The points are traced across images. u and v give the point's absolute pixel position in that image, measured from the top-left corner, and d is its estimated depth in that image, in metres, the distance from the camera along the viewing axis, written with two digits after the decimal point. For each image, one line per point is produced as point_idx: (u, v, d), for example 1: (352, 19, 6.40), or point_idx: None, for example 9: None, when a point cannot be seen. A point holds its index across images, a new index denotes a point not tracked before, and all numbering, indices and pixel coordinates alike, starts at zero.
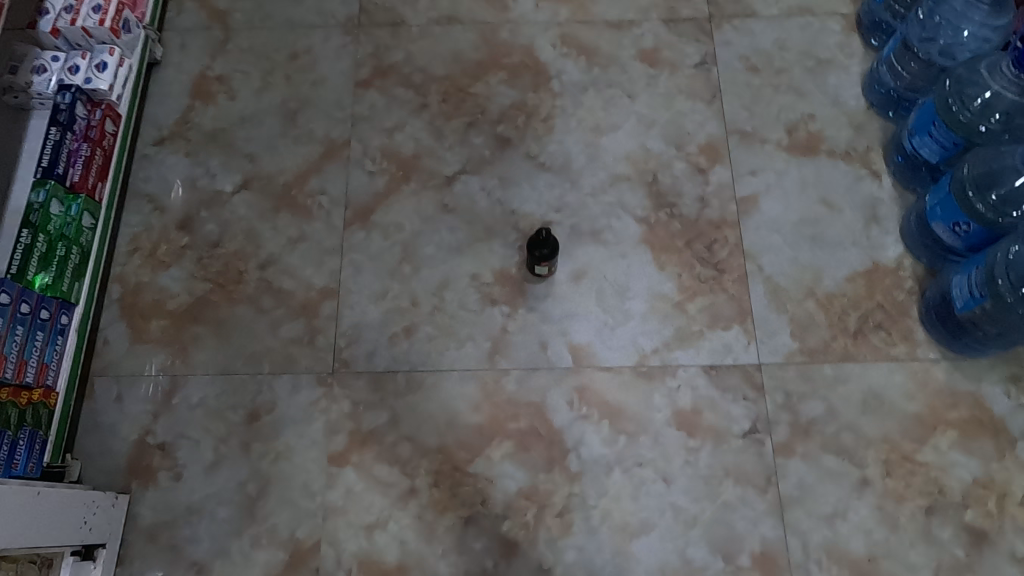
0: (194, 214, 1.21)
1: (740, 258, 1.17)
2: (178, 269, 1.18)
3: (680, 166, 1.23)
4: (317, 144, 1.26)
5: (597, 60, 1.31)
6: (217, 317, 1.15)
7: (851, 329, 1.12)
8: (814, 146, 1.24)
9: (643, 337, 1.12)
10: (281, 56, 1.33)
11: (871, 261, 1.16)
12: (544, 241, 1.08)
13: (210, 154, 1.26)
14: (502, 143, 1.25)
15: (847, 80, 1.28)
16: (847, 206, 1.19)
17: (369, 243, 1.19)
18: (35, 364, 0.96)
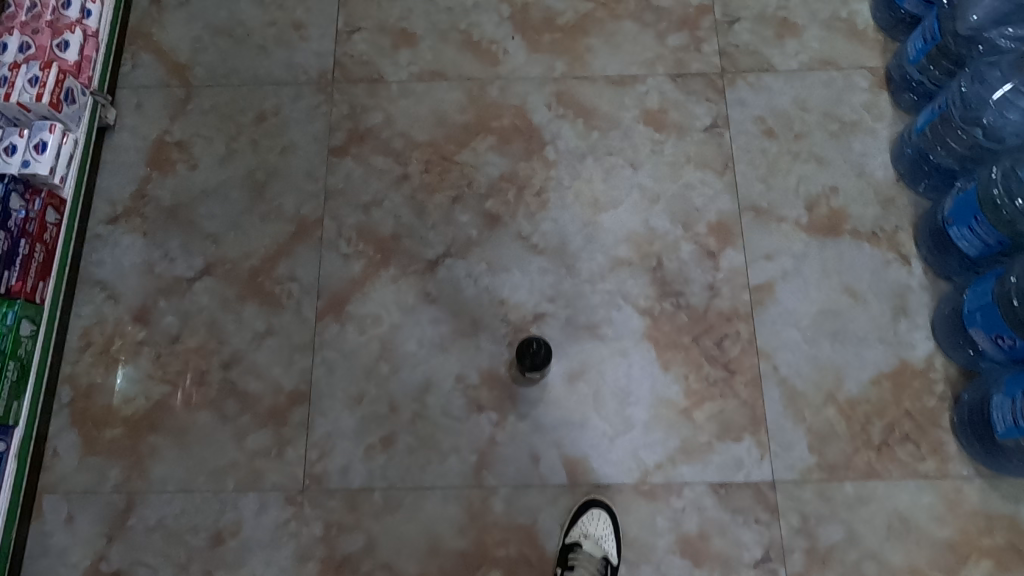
0: (151, 304, 1.11)
1: (753, 356, 1.05)
2: (134, 367, 1.07)
3: (688, 247, 1.11)
4: (287, 222, 1.14)
5: (597, 122, 1.18)
6: (176, 425, 1.05)
7: (874, 441, 1.01)
8: (837, 225, 1.11)
9: (644, 449, 1.02)
10: (248, 118, 1.20)
11: (898, 360, 1.05)
12: (535, 349, 0.99)
13: (169, 233, 1.14)
14: (491, 220, 1.13)
15: (875, 145, 1.15)
16: (872, 296, 1.08)
17: (344, 338, 1.08)
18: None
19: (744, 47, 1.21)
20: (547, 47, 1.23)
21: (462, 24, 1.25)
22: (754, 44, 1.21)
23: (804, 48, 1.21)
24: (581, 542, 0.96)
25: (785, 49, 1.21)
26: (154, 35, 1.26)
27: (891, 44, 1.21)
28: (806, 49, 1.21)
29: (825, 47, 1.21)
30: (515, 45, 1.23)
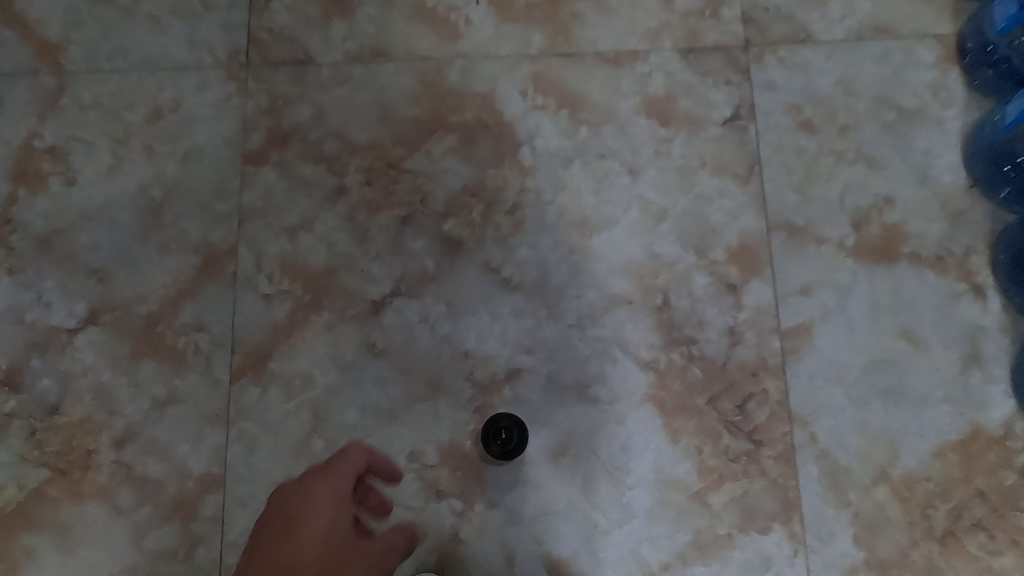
0: (23, 363, 0.87)
1: (785, 423, 0.83)
2: (2, 447, 0.85)
3: (701, 280, 0.87)
4: (192, 253, 0.90)
5: (585, 115, 0.92)
6: (58, 521, 0.83)
7: (937, 530, 0.80)
8: (893, 247, 0.87)
9: (647, 546, 0.81)
10: (139, 116, 0.94)
11: (969, 425, 0.82)
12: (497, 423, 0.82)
13: (42, 270, 0.90)
14: (451, 248, 0.89)
15: (942, 140, 0.90)
16: (937, 341, 0.84)
17: (266, 405, 0.85)
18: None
19: (775, 10, 0.94)
20: (522, 14, 0.95)
21: None
22: (788, 6, 0.94)
23: (854, 10, 0.93)
24: None
25: (827, 12, 0.94)
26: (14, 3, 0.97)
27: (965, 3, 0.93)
28: (856, 12, 0.93)
29: (879, 8, 0.93)
30: (480, 12, 0.96)
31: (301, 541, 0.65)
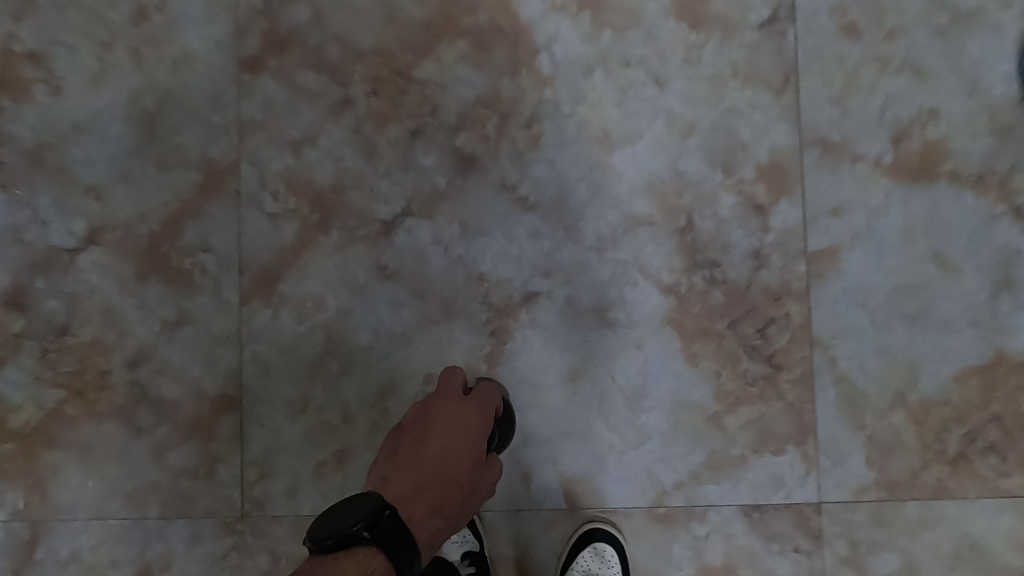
0: (27, 284, 0.85)
1: (805, 347, 0.82)
2: (17, 367, 0.85)
3: (727, 201, 0.83)
4: (192, 169, 0.85)
5: (608, 16, 0.84)
6: (80, 439, 0.84)
7: (949, 453, 0.81)
8: (931, 165, 0.82)
9: (662, 467, 0.81)
10: (122, 16, 0.86)
11: (991, 350, 0.81)
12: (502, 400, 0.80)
13: (36, 187, 0.86)
14: (464, 164, 0.85)
15: (997, 48, 0.82)
16: (969, 266, 0.81)
17: (278, 327, 0.84)
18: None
19: None
20: None
21: None
22: None
23: None
24: None
25: None
26: None
27: None
28: None
29: None
30: None
31: (457, 449, 0.70)
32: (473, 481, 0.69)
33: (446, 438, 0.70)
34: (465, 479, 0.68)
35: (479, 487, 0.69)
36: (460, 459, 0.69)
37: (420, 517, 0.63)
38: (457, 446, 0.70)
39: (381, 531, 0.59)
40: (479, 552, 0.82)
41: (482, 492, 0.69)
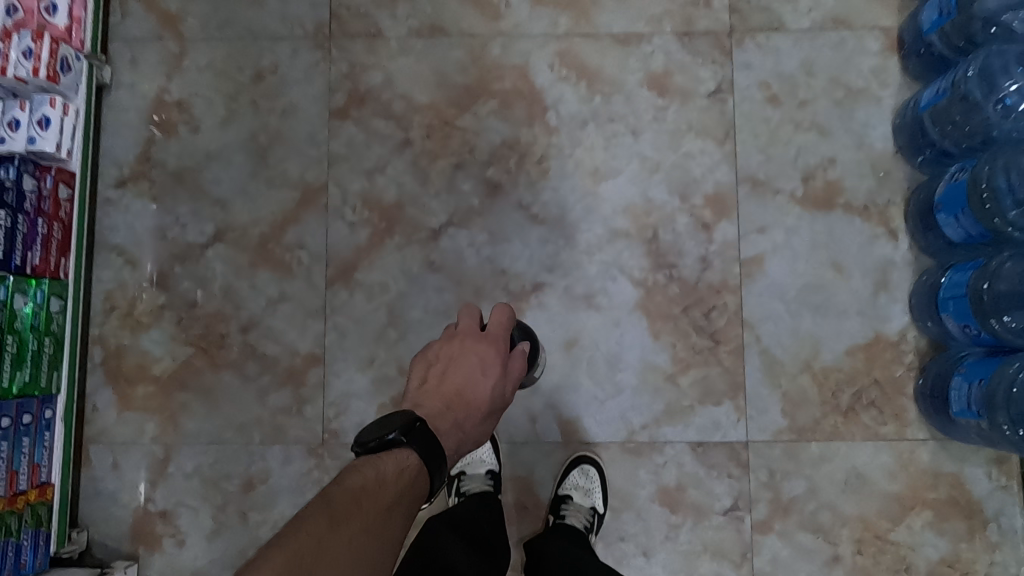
0: (168, 269, 1.16)
1: (738, 327, 1.12)
2: (158, 330, 1.15)
3: (683, 220, 1.14)
4: (293, 188, 1.17)
5: (599, 86, 1.17)
6: (204, 383, 1.14)
7: (842, 406, 1.11)
8: (830, 198, 1.14)
9: (632, 412, 1.12)
10: (246, 77, 1.18)
11: (873, 332, 1.12)
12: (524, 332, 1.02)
13: (177, 199, 1.17)
14: (492, 189, 1.16)
15: (877, 115, 1.15)
16: (856, 271, 1.13)
17: (353, 304, 1.14)
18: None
19: (754, 2, 1.17)
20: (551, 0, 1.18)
21: None
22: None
23: (818, 4, 1.16)
24: (572, 494, 1.06)
25: (798, 5, 1.17)
26: None
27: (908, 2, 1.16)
28: (819, 6, 1.16)
29: (839, 4, 1.16)
30: None
31: (476, 378, 0.87)
32: (488, 404, 0.86)
33: (468, 370, 0.88)
34: (482, 404, 0.85)
35: (493, 409, 0.87)
36: (480, 385, 0.87)
37: (447, 426, 0.81)
38: (473, 381, 0.87)
39: (411, 440, 0.73)
40: (499, 472, 1.09)
41: (494, 414, 0.88)
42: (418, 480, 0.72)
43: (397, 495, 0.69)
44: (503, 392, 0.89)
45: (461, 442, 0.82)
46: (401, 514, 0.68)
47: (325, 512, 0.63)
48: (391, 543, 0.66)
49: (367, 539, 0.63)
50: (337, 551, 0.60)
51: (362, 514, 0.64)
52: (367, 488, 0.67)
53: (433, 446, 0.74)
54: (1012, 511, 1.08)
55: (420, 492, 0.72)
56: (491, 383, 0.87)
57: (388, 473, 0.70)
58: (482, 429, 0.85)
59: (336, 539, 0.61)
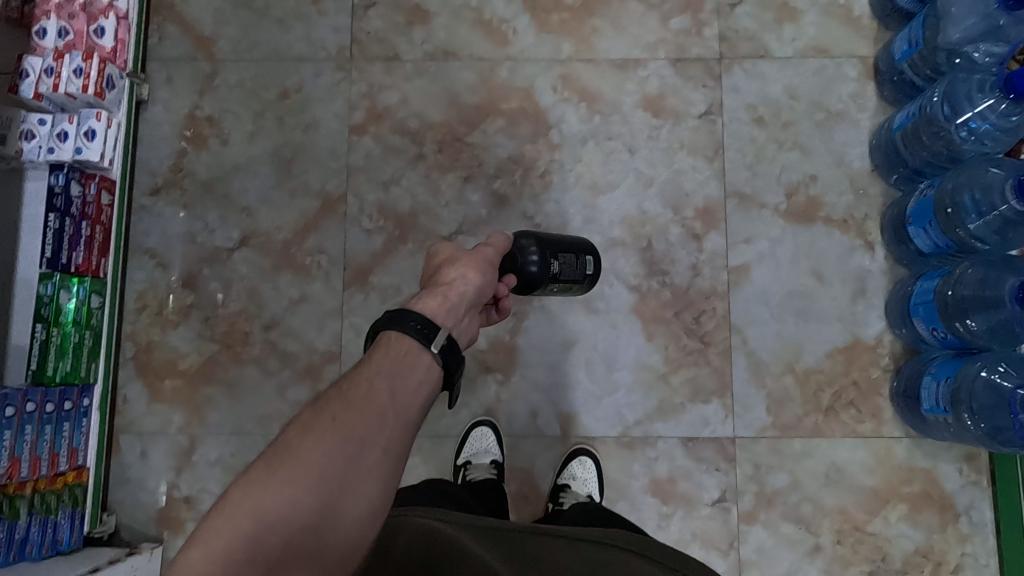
0: (197, 271, 1.25)
1: (726, 330, 1.21)
2: (187, 328, 1.24)
3: (675, 231, 1.23)
4: (314, 198, 1.26)
5: (599, 106, 1.26)
6: (228, 377, 1.22)
7: (823, 405, 1.19)
8: (811, 212, 1.23)
9: (627, 408, 1.20)
10: (272, 95, 1.28)
11: (851, 336, 1.20)
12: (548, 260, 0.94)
13: (207, 206, 1.26)
14: (498, 200, 1.25)
15: (856, 136, 1.24)
16: (836, 279, 1.21)
17: (368, 305, 1.23)
18: (28, 459, 1.01)
19: (741, 32, 1.27)
20: (555, 28, 1.29)
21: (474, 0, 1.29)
22: (752, 29, 1.27)
23: (801, 34, 1.27)
24: (570, 483, 1.14)
25: (782, 35, 1.27)
26: (177, 6, 1.31)
27: (883, 33, 1.26)
28: (802, 36, 1.27)
29: (820, 34, 1.26)
30: (524, 25, 1.29)
31: (436, 261, 0.86)
32: (463, 263, 0.83)
33: (429, 264, 0.88)
34: (455, 267, 0.82)
35: (473, 265, 0.83)
36: (442, 261, 0.85)
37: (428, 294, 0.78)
38: (442, 263, 0.85)
39: (403, 317, 0.71)
40: (501, 461, 1.17)
41: (481, 269, 0.83)
42: (405, 344, 0.69)
43: (375, 367, 0.67)
44: (476, 254, 0.86)
45: (449, 297, 0.77)
46: (384, 387, 0.66)
47: (308, 410, 0.65)
48: (382, 406, 0.65)
49: (346, 413, 0.63)
50: (313, 434, 0.62)
51: (341, 396, 0.65)
52: (349, 375, 0.68)
53: (417, 312, 0.71)
54: (982, 505, 1.16)
55: (409, 355, 0.69)
56: (456, 255, 0.85)
57: (368, 355, 0.69)
58: (474, 282, 0.81)
59: (314, 425, 0.63)
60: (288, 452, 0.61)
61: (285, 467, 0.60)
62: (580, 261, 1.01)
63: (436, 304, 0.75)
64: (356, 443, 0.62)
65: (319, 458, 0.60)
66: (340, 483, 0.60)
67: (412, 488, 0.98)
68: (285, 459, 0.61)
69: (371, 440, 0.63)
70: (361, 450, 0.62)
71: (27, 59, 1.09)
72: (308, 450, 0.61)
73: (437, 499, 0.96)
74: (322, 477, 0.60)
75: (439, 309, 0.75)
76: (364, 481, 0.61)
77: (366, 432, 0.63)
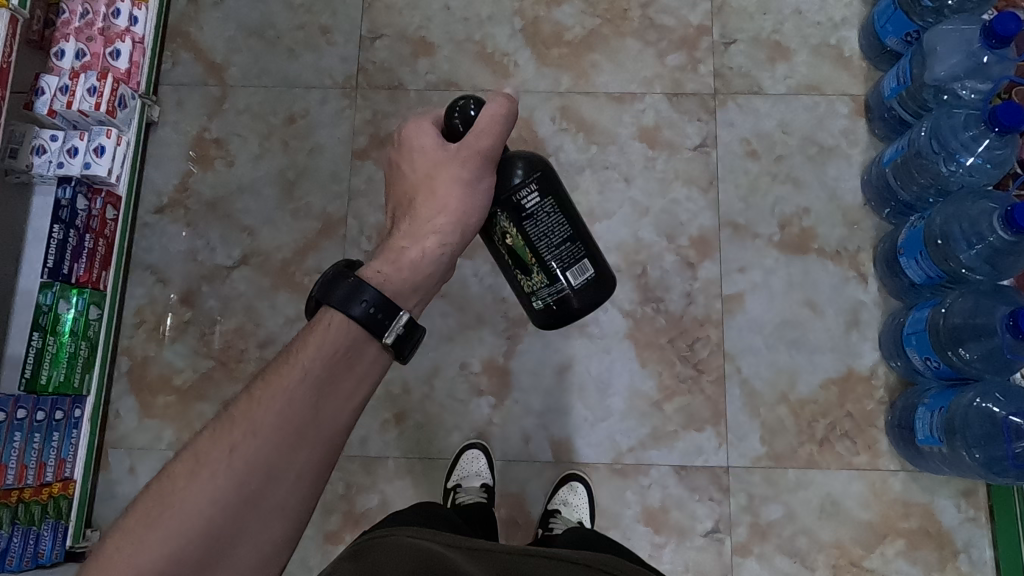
0: (196, 288, 1.26)
1: (720, 358, 1.21)
2: (182, 344, 1.24)
3: (670, 259, 1.24)
4: (315, 219, 1.28)
5: (596, 137, 1.30)
6: (221, 394, 1.22)
7: (818, 436, 1.18)
8: (805, 243, 1.24)
9: (620, 435, 1.19)
10: (279, 119, 1.32)
11: (845, 367, 1.20)
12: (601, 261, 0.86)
13: (209, 225, 1.29)
14: None
15: (848, 170, 1.27)
16: (830, 309, 1.22)
17: None
18: (15, 466, 1.01)
19: (736, 69, 1.31)
20: (554, 62, 1.33)
21: (477, 35, 1.34)
22: (745, 67, 1.31)
23: (792, 73, 1.31)
24: (560, 509, 1.13)
25: (774, 73, 1.31)
26: (191, 34, 1.36)
27: (873, 73, 1.30)
28: (794, 74, 1.31)
29: (811, 73, 1.30)
30: (525, 58, 1.33)
31: (404, 177, 0.80)
32: (452, 176, 0.76)
33: (398, 170, 0.80)
34: (446, 180, 0.76)
35: (465, 178, 0.76)
36: (414, 176, 0.78)
37: (405, 245, 0.76)
38: (432, 167, 0.77)
39: (341, 287, 0.70)
40: (492, 485, 1.16)
41: (475, 180, 0.76)
42: (350, 337, 0.70)
43: (296, 377, 0.68)
44: (467, 153, 0.75)
45: (416, 268, 0.75)
46: (305, 396, 0.67)
47: (209, 429, 0.66)
48: (300, 426, 0.66)
49: (250, 444, 0.64)
50: (206, 469, 0.63)
51: (247, 418, 0.66)
52: (263, 383, 0.68)
53: (374, 291, 0.70)
54: (981, 543, 1.13)
55: (352, 351, 0.70)
56: (447, 158, 0.76)
57: (295, 352, 0.69)
58: (460, 209, 0.76)
59: (211, 457, 0.64)
60: (177, 488, 0.63)
61: (169, 510, 0.62)
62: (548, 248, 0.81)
63: (403, 274, 0.74)
64: (265, 474, 0.64)
65: (216, 497, 0.62)
66: (243, 522, 0.63)
67: (404, 511, 0.95)
68: (171, 501, 0.62)
69: (278, 473, 0.64)
70: (267, 485, 0.64)
71: (43, 78, 1.13)
72: (202, 488, 0.63)
73: (427, 521, 0.93)
74: (215, 520, 0.62)
75: (405, 288, 0.74)
76: (277, 497, 0.64)
77: (278, 461, 0.65)
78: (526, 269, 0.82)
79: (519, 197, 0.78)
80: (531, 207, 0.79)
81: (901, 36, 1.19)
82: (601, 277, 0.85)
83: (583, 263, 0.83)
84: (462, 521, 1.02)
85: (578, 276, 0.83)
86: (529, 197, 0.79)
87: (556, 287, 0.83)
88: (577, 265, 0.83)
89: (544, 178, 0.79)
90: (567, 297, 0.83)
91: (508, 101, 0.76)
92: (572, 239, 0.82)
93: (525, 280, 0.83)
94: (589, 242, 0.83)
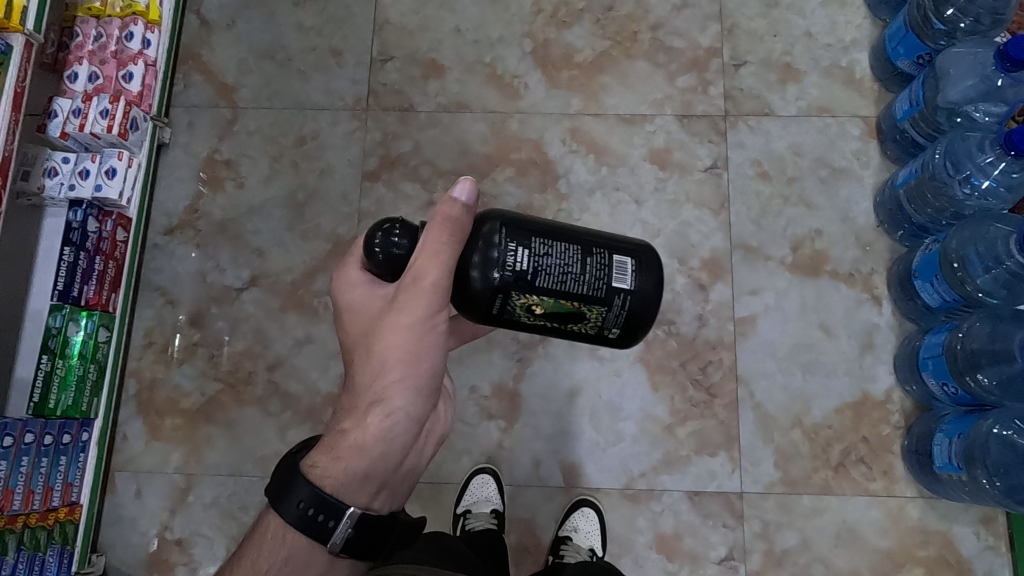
0: (205, 309, 1.26)
1: (732, 382, 1.19)
2: (190, 366, 1.24)
3: (682, 281, 1.24)
4: (324, 241, 1.28)
5: (606, 159, 1.29)
6: (228, 418, 1.21)
7: (833, 462, 1.16)
8: (818, 265, 1.23)
9: (632, 460, 1.17)
10: (289, 141, 1.32)
11: (860, 392, 1.18)
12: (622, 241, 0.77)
13: (219, 246, 1.29)
14: None
15: (860, 192, 1.26)
16: (844, 333, 1.21)
17: None
18: (22, 491, 1.00)
19: (746, 91, 1.31)
20: (564, 84, 1.33)
21: (487, 57, 1.35)
22: (756, 89, 1.31)
23: (803, 94, 1.30)
24: (572, 535, 1.11)
25: (785, 94, 1.30)
26: (203, 56, 1.37)
27: (885, 95, 1.30)
28: (805, 96, 1.30)
29: (823, 95, 1.30)
30: (535, 80, 1.33)
31: (349, 334, 0.75)
32: (399, 324, 0.71)
33: (341, 325, 0.76)
34: (388, 332, 0.71)
35: (408, 323, 0.71)
36: (357, 334, 0.74)
37: (350, 425, 0.72)
38: (371, 325, 0.73)
39: (292, 488, 0.68)
40: (502, 510, 1.14)
41: (417, 329, 0.71)
42: (287, 548, 0.69)
43: None
44: (409, 293, 0.70)
45: (360, 452, 0.70)
46: None
47: None
48: None
49: None
50: None
51: None
52: None
53: (319, 496, 0.68)
54: (1001, 572, 1.11)
55: (293, 563, 0.69)
56: (389, 304, 0.72)
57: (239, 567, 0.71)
58: (406, 366, 0.72)
59: None
60: None
61: None
62: (576, 276, 0.72)
63: (344, 462, 0.70)
64: None
65: None
66: None
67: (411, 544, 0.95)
68: None
69: None
70: None
71: (56, 100, 1.13)
72: None
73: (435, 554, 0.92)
74: None
75: (348, 483, 0.69)
76: None
77: None
78: (577, 315, 0.74)
79: (509, 266, 0.71)
80: (527, 265, 0.71)
81: (913, 58, 1.18)
82: (641, 261, 0.75)
83: (616, 261, 0.74)
84: (469, 552, 1.00)
85: (624, 276, 0.74)
86: (518, 257, 0.71)
87: (617, 306, 0.74)
88: (613, 269, 0.74)
89: (513, 231, 0.72)
90: (633, 307, 0.74)
91: (442, 217, 0.71)
92: (586, 251, 0.73)
93: (584, 325, 0.75)
94: (599, 240, 0.75)
